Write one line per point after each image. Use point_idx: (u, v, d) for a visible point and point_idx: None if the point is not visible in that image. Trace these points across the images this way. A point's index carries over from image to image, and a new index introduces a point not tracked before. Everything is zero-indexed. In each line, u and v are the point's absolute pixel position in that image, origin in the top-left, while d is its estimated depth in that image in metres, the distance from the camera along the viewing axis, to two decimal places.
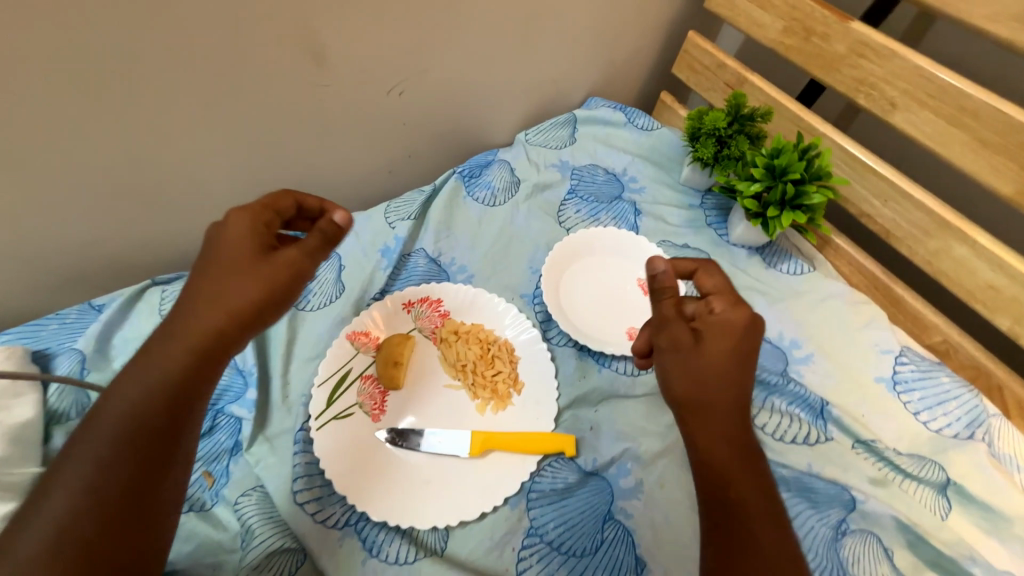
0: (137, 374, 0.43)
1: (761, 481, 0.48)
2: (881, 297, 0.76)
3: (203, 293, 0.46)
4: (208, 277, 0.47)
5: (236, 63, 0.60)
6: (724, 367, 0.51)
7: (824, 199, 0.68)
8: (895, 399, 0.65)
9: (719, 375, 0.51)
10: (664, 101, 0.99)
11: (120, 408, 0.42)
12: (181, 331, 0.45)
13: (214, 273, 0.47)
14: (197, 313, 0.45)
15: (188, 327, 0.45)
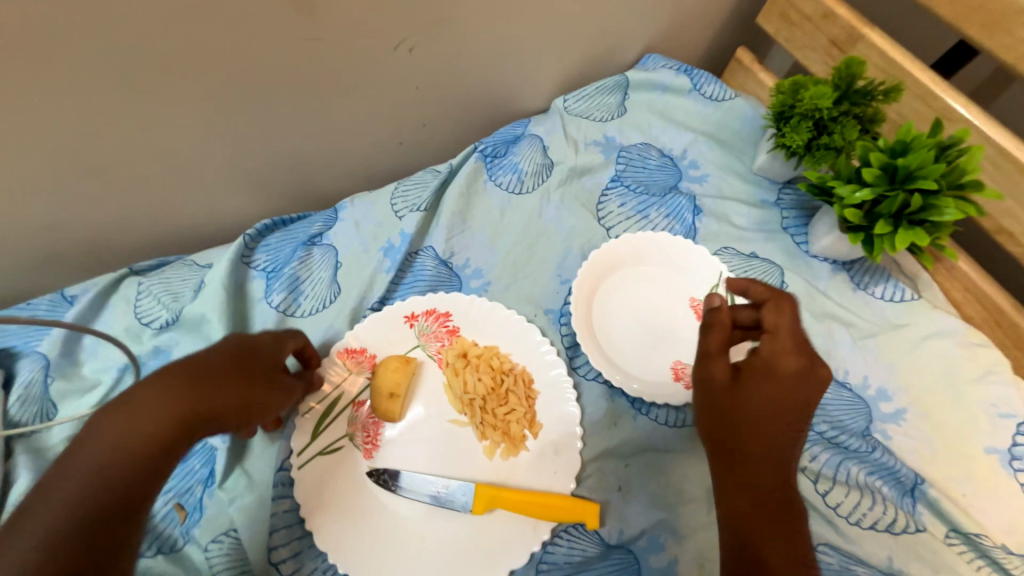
0: (112, 430, 0.36)
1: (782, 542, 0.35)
2: (1005, 337, 0.60)
3: (206, 388, 0.40)
4: (219, 376, 0.41)
5: (194, 12, 0.46)
6: (760, 402, 0.41)
7: (960, 217, 0.50)
8: (1010, 476, 0.51)
9: (753, 411, 0.41)
10: (742, 60, 0.79)
11: (91, 471, 0.34)
12: (175, 420, 0.37)
13: (224, 375, 0.42)
14: (193, 405, 0.39)
15: (184, 414, 0.38)
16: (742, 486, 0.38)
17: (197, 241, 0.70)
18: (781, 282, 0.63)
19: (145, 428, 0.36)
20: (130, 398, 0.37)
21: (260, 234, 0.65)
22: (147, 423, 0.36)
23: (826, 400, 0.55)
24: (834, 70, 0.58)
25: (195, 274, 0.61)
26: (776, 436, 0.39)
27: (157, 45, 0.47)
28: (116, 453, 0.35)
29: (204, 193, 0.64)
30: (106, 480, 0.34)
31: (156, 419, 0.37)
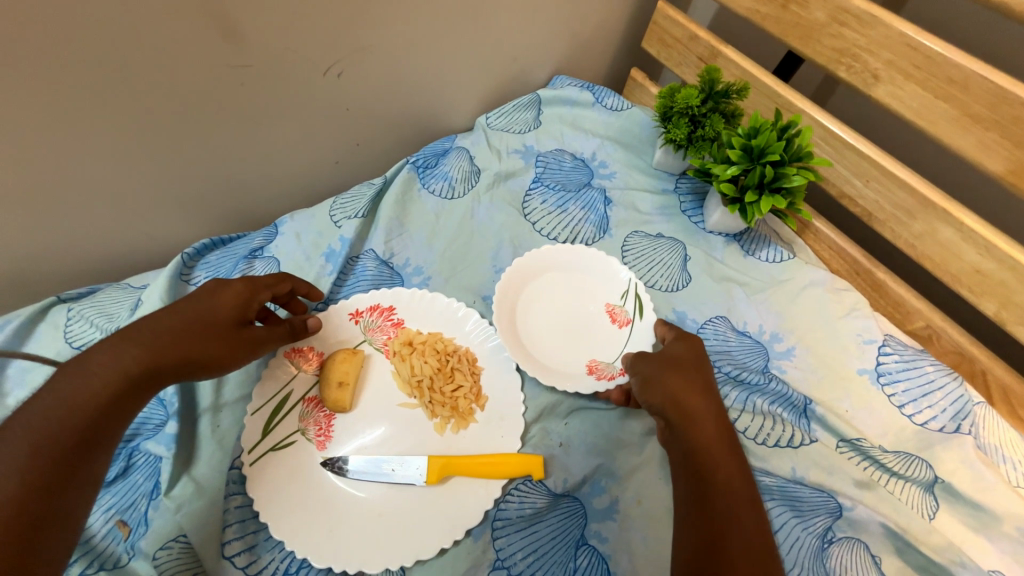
0: (104, 362, 0.41)
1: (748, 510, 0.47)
2: (863, 282, 0.72)
3: (166, 343, 0.44)
4: (175, 330, 0.45)
5: (126, 42, 0.50)
6: (693, 402, 0.53)
7: (804, 181, 0.64)
8: (878, 391, 0.62)
9: (692, 412, 0.52)
10: (634, 78, 0.92)
11: (89, 394, 0.40)
12: (130, 368, 0.42)
13: (183, 329, 0.45)
14: (151, 356, 0.43)
15: (136, 364, 0.42)
16: (712, 472, 0.49)
17: (131, 268, 0.70)
18: (684, 255, 0.73)
19: (102, 375, 0.41)
20: (90, 359, 0.42)
21: (199, 253, 0.66)
22: (104, 375, 0.41)
23: (729, 346, 0.65)
24: (699, 76, 0.71)
25: (131, 296, 0.62)
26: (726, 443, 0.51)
27: (88, 74, 0.50)
28: (75, 397, 0.40)
29: (139, 217, 0.65)
30: (63, 420, 0.39)
31: (113, 367, 0.41)
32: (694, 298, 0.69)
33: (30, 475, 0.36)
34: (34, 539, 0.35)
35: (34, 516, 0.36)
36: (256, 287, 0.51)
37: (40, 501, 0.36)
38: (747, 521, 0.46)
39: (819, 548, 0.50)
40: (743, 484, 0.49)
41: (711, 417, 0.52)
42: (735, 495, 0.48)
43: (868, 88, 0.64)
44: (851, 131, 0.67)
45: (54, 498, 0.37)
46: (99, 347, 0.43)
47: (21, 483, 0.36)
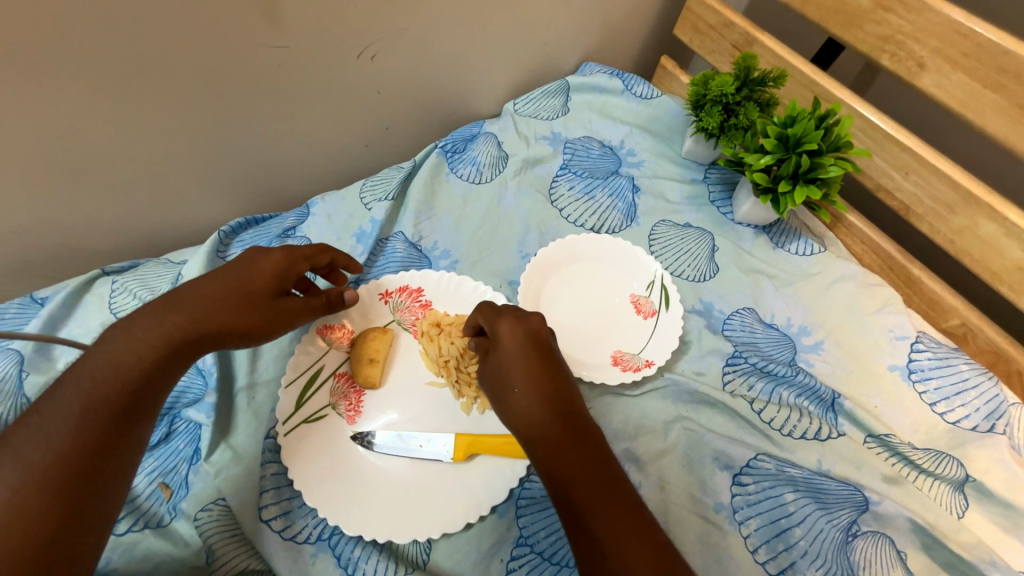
0: (147, 327, 0.43)
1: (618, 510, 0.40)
2: (897, 278, 0.71)
3: (204, 311, 0.45)
4: (214, 297, 0.46)
5: (172, 21, 0.51)
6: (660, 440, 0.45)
7: (841, 172, 0.62)
8: (909, 387, 0.60)
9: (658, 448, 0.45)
10: (665, 66, 0.91)
11: (135, 356, 0.42)
12: (172, 333, 0.43)
13: (223, 297, 0.47)
14: (191, 323, 0.44)
15: (178, 330, 0.44)
16: (565, 485, 0.41)
17: (169, 245, 0.73)
18: (712, 246, 0.72)
19: (145, 339, 0.42)
20: (134, 322, 0.43)
21: (235, 231, 0.68)
22: (147, 337, 0.43)
23: (757, 338, 0.64)
24: (735, 63, 0.69)
25: (170, 270, 0.64)
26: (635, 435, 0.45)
27: (136, 52, 0.52)
28: (122, 359, 0.41)
29: (177, 195, 0.67)
30: (109, 380, 0.40)
31: (156, 332, 0.43)
32: (722, 289, 0.68)
33: (85, 430, 0.38)
34: (88, 493, 0.36)
35: (88, 471, 0.37)
36: (293, 257, 0.52)
37: (93, 457, 0.37)
38: (612, 537, 0.38)
39: (843, 541, 0.50)
40: (609, 501, 0.40)
41: (554, 428, 0.44)
42: (591, 507, 0.40)
43: (912, 77, 0.62)
44: (892, 121, 0.65)
45: (107, 456, 0.38)
46: (143, 313, 0.44)
47: (74, 439, 0.37)
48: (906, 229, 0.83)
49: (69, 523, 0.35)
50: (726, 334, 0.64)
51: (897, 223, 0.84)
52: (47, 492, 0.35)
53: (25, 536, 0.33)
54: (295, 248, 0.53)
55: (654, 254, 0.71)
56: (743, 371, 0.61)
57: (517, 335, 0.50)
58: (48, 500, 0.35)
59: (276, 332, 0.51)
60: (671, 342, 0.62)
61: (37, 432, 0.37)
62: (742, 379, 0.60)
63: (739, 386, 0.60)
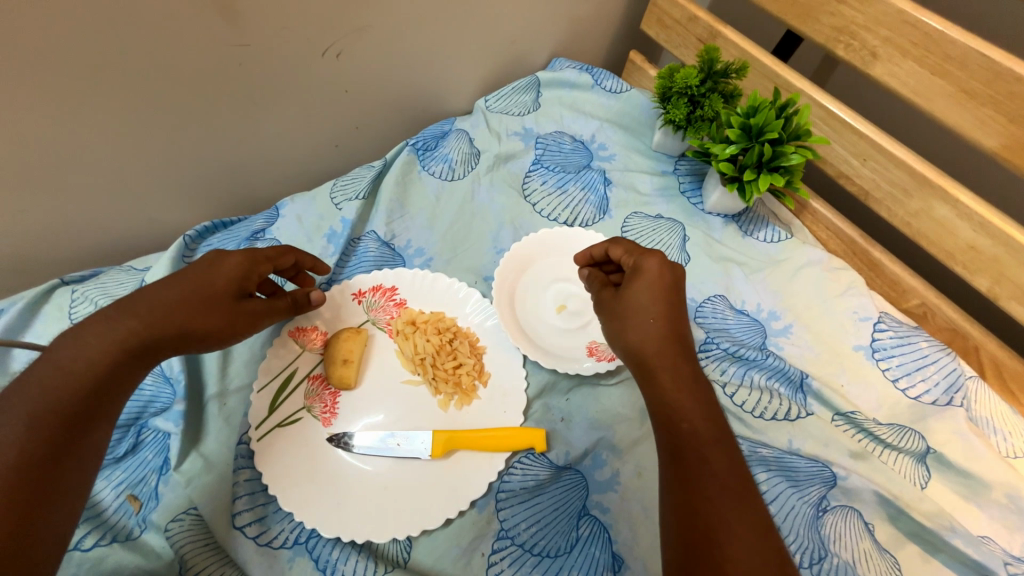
0: (101, 333, 0.42)
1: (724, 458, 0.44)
2: (859, 261, 0.73)
3: (161, 315, 0.44)
4: (172, 300, 0.45)
5: (122, 19, 0.49)
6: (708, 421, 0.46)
7: (802, 160, 0.64)
8: (873, 365, 0.63)
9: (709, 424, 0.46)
10: (633, 60, 0.92)
11: (89, 363, 0.40)
12: (127, 339, 0.42)
13: (181, 300, 0.46)
14: (147, 328, 0.43)
15: (133, 335, 0.43)
16: (683, 418, 0.46)
17: (132, 252, 0.70)
18: (683, 235, 0.73)
19: (99, 345, 0.41)
20: (89, 328, 0.42)
21: (201, 236, 0.67)
22: (101, 343, 0.41)
23: (728, 324, 0.66)
24: (699, 56, 0.71)
25: (134, 278, 0.62)
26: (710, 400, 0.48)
27: (85, 53, 0.50)
28: (74, 366, 0.40)
29: (137, 200, 0.65)
30: (59, 389, 0.39)
31: (109, 338, 0.42)
32: (694, 277, 0.70)
33: (34, 441, 0.36)
34: (38, 506, 0.35)
35: (37, 482, 0.36)
36: (255, 258, 0.51)
37: (43, 468, 0.36)
38: (722, 470, 0.43)
39: (814, 516, 0.52)
40: (719, 442, 0.45)
41: (679, 370, 0.48)
42: (702, 439, 0.44)
43: (867, 67, 0.64)
44: (849, 110, 0.67)
45: (58, 465, 0.37)
46: (96, 319, 0.43)
47: (22, 451, 0.36)
48: (868, 214, 0.86)
49: (17, 535, 0.34)
50: (699, 322, 0.66)
51: (859, 209, 0.87)
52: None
53: None
54: (257, 251, 0.52)
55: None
56: (716, 356, 0.62)
57: (653, 285, 0.52)
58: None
59: (240, 336, 0.50)
60: None
61: None
62: (715, 364, 0.61)
63: (712, 371, 0.61)
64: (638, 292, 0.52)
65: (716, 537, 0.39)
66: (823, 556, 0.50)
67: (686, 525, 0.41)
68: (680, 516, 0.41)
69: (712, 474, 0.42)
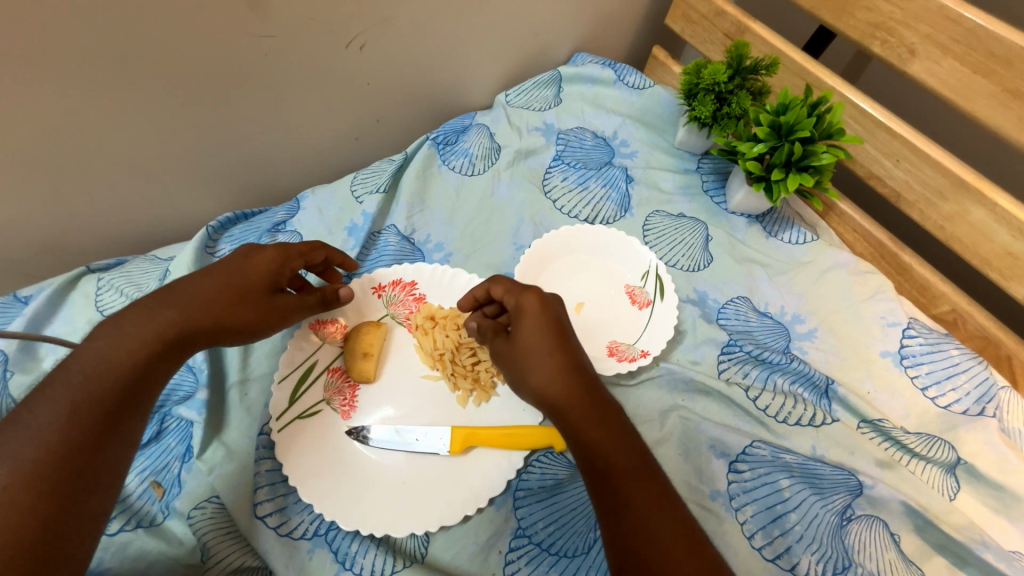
0: (141, 322, 0.42)
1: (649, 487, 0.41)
2: (888, 266, 0.71)
3: (198, 307, 0.45)
4: (210, 293, 0.46)
5: (151, 9, 0.50)
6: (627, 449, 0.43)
7: (833, 159, 0.63)
8: (901, 372, 0.61)
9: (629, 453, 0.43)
10: (656, 55, 0.91)
11: (129, 352, 0.41)
12: (165, 329, 0.43)
13: (217, 293, 0.46)
14: (184, 319, 0.44)
15: (170, 326, 0.43)
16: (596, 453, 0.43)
17: (157, 241, 0.71)
18: (706, 235, 0.72)
19: (138, 334, 0.42)
20: (129, 318, 0.42)
21: (224, 226, 0.67)
22: (140, 333, 0.42)
23: (751, 327, 0.65)
24: (727, 51, 0.69)
25: (158, 267, 0.63)
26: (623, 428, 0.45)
27: (116, 44, 0.50)
28: (114, 354, 0.40)
29: (161, 190, 0.66)
30: (100, 378, 0.39)
31: (149, 327, 0.42)
32: (717, 278, 0.68)
33: (77, 427, 0.37)
34: (79, 492, 0.36)
35: (79, 468, 0.36)
36: (288, 253, 0.52)
37: (84, 455, 0.37)
38: (642, 503, 0.40)
39: (838, 525, 0.50)
40: (633, 466, 0.42)
41: (585, 405, 0.46)
42: (622, 472, 0.41)
43: (904, 64, 0.62)
44: (883, 109, 0.65)
45: (97, 453, 0.37)
46: (136, 308, 0.43)
47: (64, 437, 0.36)
48: (897, 216, 0.84)
49: (59, 521, 0.34)
50: (721, 323, 0.65)
51: (888, 211, 0.85)
52: (37, 491, 0.34)
53: (17, 533, 0.32)
54: (290, 245, 0.53)
55: (648, 244, 0.71)
56: (739, 359, 0.61)
57: (534, 316, 0.51)
58: (37, 499, 0.34)
59: (270, 331, 0.51)
60: (666, 332, 0.62)
61: (27, 430, 0.36)
62: (738, 367, 0.60)
63: (734, 374, 0.60)
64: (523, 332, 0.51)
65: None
66: (848, 566, 0.49)
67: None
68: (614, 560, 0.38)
69: (631, 512, 0.39)
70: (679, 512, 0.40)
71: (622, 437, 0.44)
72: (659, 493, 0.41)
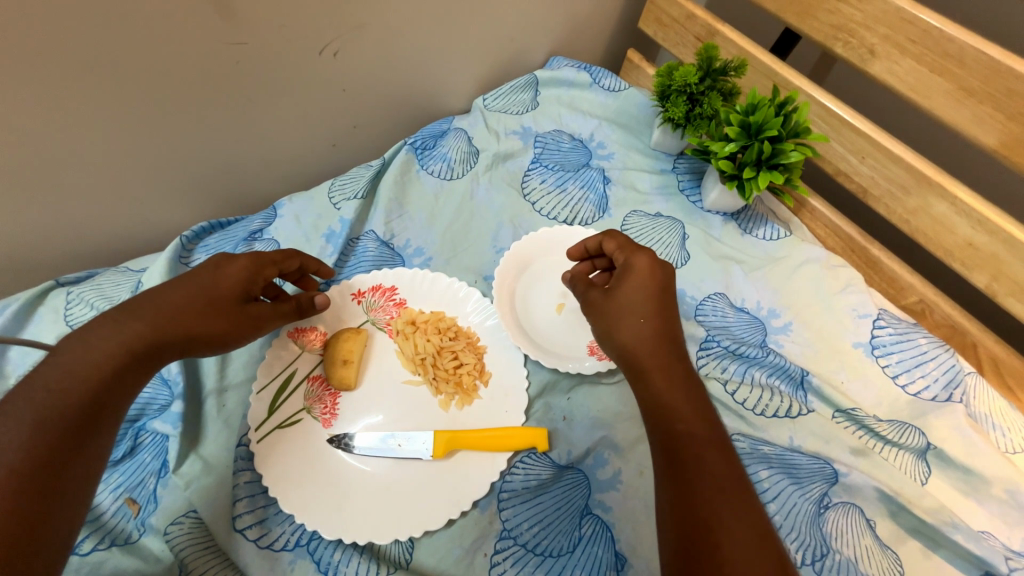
0: (106, 336, 0.41)
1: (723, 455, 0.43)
2: (858, 259, 0.73)
3: (166, 319, 0.44)
4: (179, 305, 0.45)
5: (117, 17, 0.49)
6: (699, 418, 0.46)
7: (801, 157, 0.65)
8: (872, 362, 0.63)
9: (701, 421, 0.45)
10: (630, 59, 0.92)
11: (97, 366, 0.40)
12: (132, 342, 0.42)
13: (186, 304, 0.45)
14: (153, 332, 0.43)
15: (139, 339, 0.42)
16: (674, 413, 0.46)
17: (129, 253, 0.70)
18: (682, 234, 0.73)
19: (105, 348, 0.41)
20: (95, 331, 0.41)
21: (198, 236, 0.66)
22: (106, 346, 0.41)
23: (728, 322, 0.66)
24: (698, 54, 0.71)
25: (131, 279, 0.62)
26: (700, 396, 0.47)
27: (80, 53, 0.49)
28: (81, 369, 0.40)
29: (132, 200, 0.65)
30: (64, 393, 0.38)
31: (116, 340, 0.41)
32: (694, 275, 0.70)
33: (41, 444, 0.36)
34: (43, 511, 0.35)
35: (43, 486, 0.35)
36: (261, 261, 0.51)
37: (49, 472, 0.36)
38: (716, 466, 0.42)
39: (816, 513, 0.52)
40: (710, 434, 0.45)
41: (672, 369, 0.48)
42: (701, 440, 0.44)
43: (865, 64, 0.64)
44: (847, 108, 0.67)
45: (61, 472, 0.36)
46: (101, 321, 0.42)
47: (26, 455, 0.35)
48: (866, 211, 0.87)
49: (24, 541, 0.33)
50: (699, 320, 0.66)
51: (857, 206, 0.88)
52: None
53: None
54: (263, 254, 0.52)
55: None
56: (717, 354, 0.62)
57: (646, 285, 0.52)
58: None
59: (245, 342, 0.50)
60: None
61: None
62: (716, 362, 0.61)
63: (713, 369, 0.61)
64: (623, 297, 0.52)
65: (716, 534, 0.39)
66: (826, 552, 0.50)
67: (685, 527, 0.40)
68: (677, 509, 0.41)
69: (702, 470, 0.42)
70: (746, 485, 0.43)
71: (696, 404, 0.47)
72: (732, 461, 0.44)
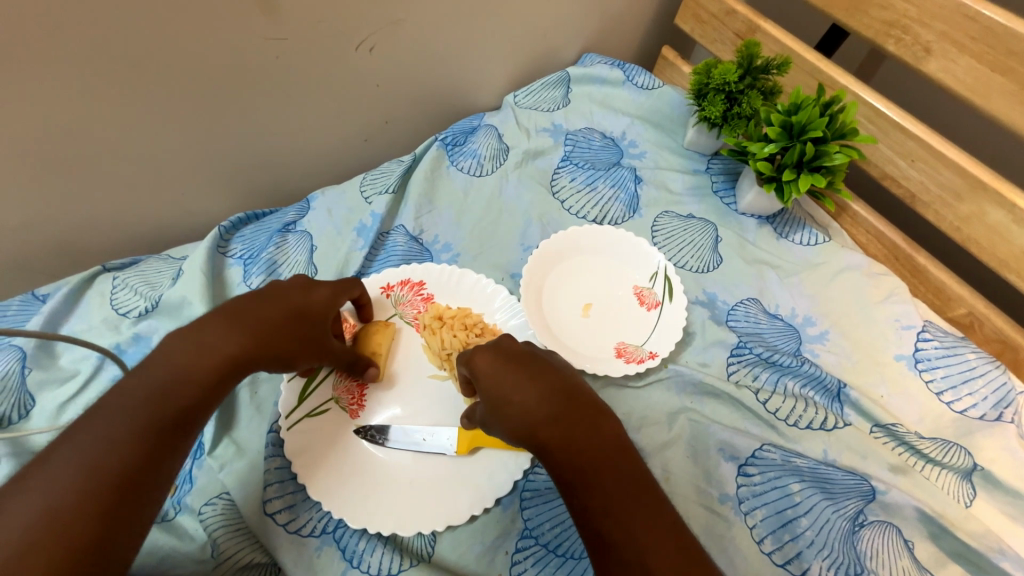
0: (209, 346, 0.44)
1: (648, 510, 0.39)
2: (902, 267, 0.70)
3: (262, 335, 0.46)
4: (273, 323, 0.47)
5: (166, 12, 0.50)
6: (615, 471, 0.41)
7: (846, 159, 0.62)
8: (915, 376, 0.60)
9: (615, 476, 0.41)
10: (665, 56, 0.90)
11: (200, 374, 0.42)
12: (230, 354, 0.44)
13: (279, 323, 0.47)
14: (247, 347, 0.45)
15: (235, 351, 0.44)
16: (584, 480, 0.41)
17: (169, 241, 0.72)
18: (715, 236, 0.72)
19: (207, 356, 0.43)
20: (202, 337, 0.44)
21: (235, 227, 0.68)
22: (210, 354, 0.43)
23: (761, 329, 0.64)
24: (738, 51, 0.69)
25: (172, 267, 0.64)
26: (609, 446, 0.43)
27: (131, 47, 0.51)
28: (186, 373, 0.42)
29: (175, 191, 0.67)
30: (168, 395, 0.41)
31: (218, 350, 0.44)
32: (726, 279, 0.68)
33: (144, 442, 0.38)
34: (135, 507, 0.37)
35: (140, 482, 0.37)
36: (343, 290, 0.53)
37: (146, 470, 0.38)
38: (645, 530, 0.38)
39: (850, 531, 0.50)
40: (629, 487, 0.41)
41: (570, 430, 0.43)
42: (616, 498, 0.40)
43: (918, 62, 0.61)
44: (897, 109, 0.64)
45: (157, 470, 0.38)
46: (208, 329, 0.45)
47: (132, 450, 0.37)
48: (912, 217, 0.83)
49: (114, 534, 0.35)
50: (731, 326, 0.64)
51: (901, 211, 0.84)
52: (99, 502, 0.35)
53: (76, 542, 0.33)
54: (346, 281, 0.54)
55: (657, 246, 0.71)
56: (748, 361, 0.60)
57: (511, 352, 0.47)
58: (96, 511, 0.35)
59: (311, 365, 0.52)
60: (674, 334, 0.61)
61: (98, 439, 0.37)
62: (747, 369, 0.60)
63: (744, 376, 0.60)
64: (483, 385, 0.46)
65: None
66: (859, 572, 0.48)
67: None
68: None
69: (631, 538, 0.38)
70: (680, 536, 0.39)
71: (607, 457, 0.42)
72: (656, 509, 0.40)
